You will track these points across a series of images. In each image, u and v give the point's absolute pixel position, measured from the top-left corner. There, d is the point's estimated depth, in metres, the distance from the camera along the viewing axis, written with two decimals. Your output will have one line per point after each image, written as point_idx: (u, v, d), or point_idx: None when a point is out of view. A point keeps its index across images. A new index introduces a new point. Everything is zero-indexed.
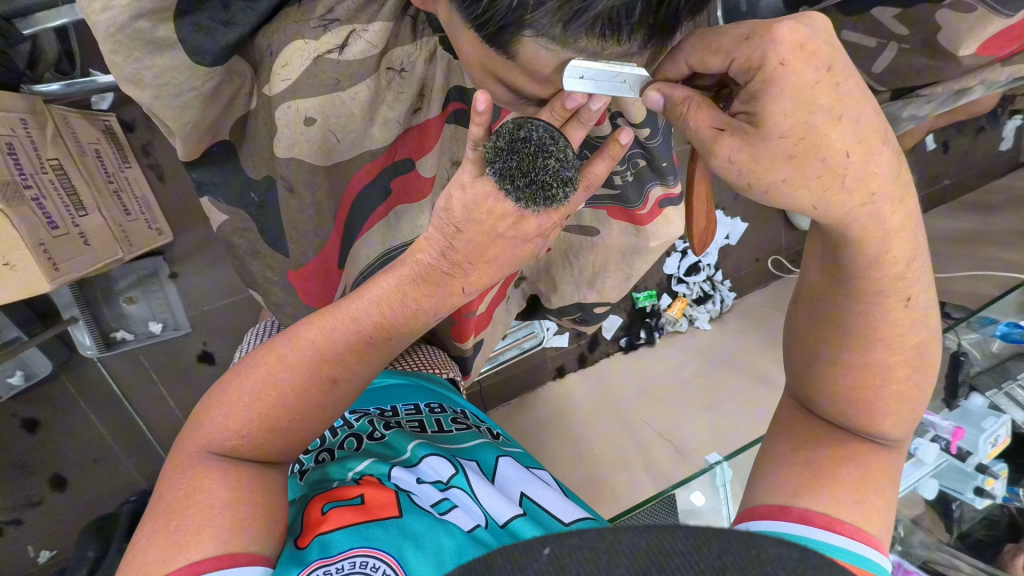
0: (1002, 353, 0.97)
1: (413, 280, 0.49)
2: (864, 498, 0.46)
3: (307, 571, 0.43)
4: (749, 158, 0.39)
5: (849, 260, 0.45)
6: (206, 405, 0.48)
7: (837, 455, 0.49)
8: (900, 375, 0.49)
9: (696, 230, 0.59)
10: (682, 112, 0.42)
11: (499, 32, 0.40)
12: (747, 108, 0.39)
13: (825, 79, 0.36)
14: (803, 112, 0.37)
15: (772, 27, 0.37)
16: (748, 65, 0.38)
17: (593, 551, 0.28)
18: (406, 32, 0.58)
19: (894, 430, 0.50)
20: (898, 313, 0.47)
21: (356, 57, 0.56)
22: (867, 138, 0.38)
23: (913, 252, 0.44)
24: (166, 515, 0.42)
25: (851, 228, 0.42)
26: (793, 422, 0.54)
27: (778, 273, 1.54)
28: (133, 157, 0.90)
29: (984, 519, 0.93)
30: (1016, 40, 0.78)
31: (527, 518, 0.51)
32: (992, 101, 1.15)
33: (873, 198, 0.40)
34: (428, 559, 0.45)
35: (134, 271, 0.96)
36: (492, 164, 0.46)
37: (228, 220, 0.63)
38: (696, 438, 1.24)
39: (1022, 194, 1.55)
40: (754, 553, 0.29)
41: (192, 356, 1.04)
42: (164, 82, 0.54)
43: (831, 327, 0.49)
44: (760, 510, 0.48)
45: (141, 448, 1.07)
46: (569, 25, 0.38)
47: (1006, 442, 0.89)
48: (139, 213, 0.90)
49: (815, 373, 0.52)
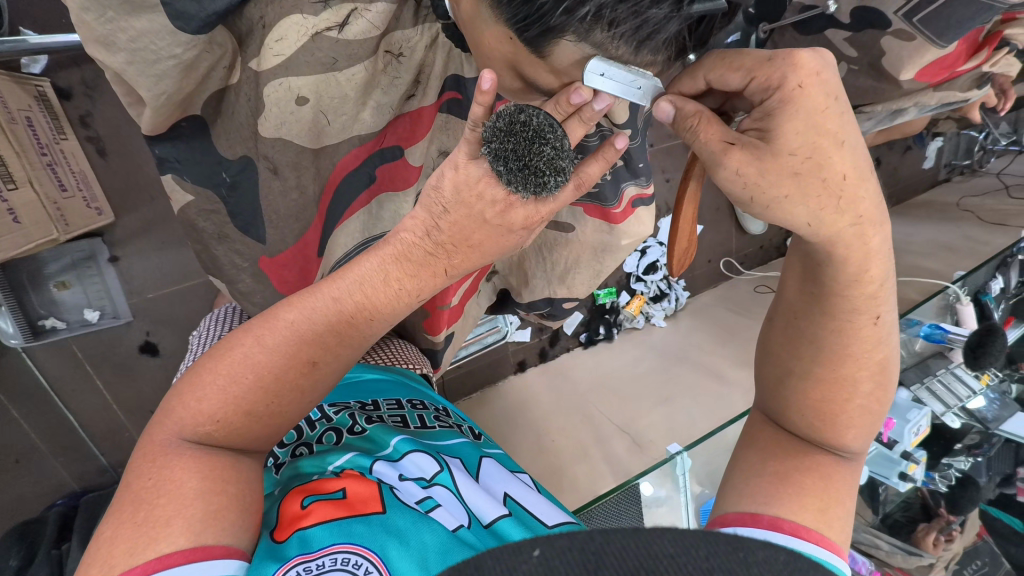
0: (923, 352, 1.05)
1: (398, 259, 0.48)
2: (827, 507, 0.49)
3: (285, 567, 0.42)
4: (756, 170, 0.41)
5: (828, 279, 0.48)
6: (179, 389, 0.46)
7: (800, 466, 0.52)
8: (864, 390, 0.53)
9: (677, 252, 0.59)
10: (691, 125, 0.45)
11: (540, 37, 0.40)
12: (758, 126, 0.43)
13: (831, 104, 0.40)
14: (814, 136, 0.40)
15: (795, 52, 0.40)
16: (768, 85, 0.41)
17: (581, 551, 0.29)
18: (408, 16, 0.56)
19: (856, 443, 0.54)
20: (867, 331, 0.50)
21: (356, 37, 0.54)
22: (862, 167, 0.42)
23: (885, 275, 0.48)
24: (134, 504, 0.39)
25: (837, 249, 0.45)
26: (757, 436, 0.57)
27: (729, 273, 1.63)
28: (69, 128, 0.81)
29: (902, 503, 1.02)
30: (946, 70, 0.86)
31: (513, 518, 0.51)
32: (923, 122, 1.27)
33: (858, 220, 0.44)
34: (413, 556, 0.44)
35: (66, 253, 0.87)
36: (489, 143, 0.46)
37: (194, 200, 0.61)
38: (654, 429, 1.27)
39: (938, 210, 1.73)
40: (743, 555, 0.29)
41: (132, 347, 0.97)
42: (139, 47, 0.50)
43: (806, 346, 0.53)
44: (732, 518, 0.50)
45: (71, 446, 0.98)
46: (638, 45, 0.41)
47: (926, 431, 0.97)
48: (77, 189, 0.82)
49: (788, 386, 0.55)
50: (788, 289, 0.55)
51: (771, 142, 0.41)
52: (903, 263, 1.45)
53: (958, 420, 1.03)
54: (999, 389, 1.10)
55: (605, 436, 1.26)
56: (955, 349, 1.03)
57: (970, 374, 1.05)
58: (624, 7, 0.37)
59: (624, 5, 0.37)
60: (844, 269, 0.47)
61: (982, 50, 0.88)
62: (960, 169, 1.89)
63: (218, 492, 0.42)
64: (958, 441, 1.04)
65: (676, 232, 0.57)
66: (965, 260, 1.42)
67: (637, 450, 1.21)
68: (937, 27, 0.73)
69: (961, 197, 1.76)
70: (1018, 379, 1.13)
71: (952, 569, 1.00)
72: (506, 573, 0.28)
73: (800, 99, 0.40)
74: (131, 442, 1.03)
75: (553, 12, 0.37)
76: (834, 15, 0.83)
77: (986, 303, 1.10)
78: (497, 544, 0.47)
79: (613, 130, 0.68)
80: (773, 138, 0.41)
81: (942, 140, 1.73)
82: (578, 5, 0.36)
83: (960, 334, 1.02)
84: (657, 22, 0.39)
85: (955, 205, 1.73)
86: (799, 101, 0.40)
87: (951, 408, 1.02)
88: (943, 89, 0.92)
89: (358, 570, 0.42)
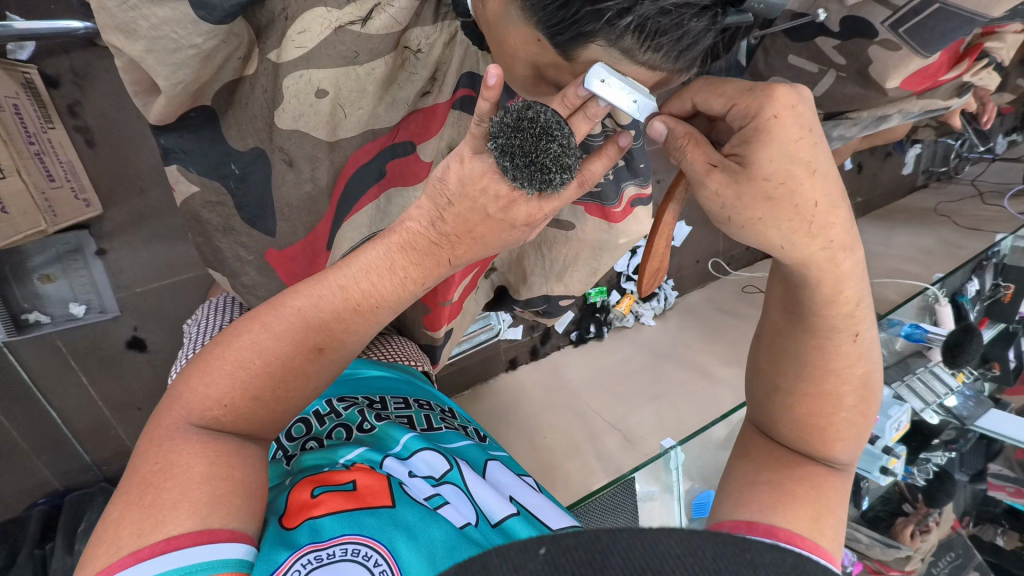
0: (904, 351, 1.09)
1: (403, 248, 0.48)
2: (820, 516, 0.49)
3: (297, 554, 0.42)
4: (733, 194, 0.42)
5: (807, 300, 0.48)
6: (187, 375, 0.46)
7: (793, 474, 0.51)
8: (848, 404, 0.53)
9: (646, 272, 0.57)
10: (681, 145, 0.45)
11: (573, 39, 0.41)
12: (738, 152, 0.42)
13: (804, 135, 0.40)
14: (788, 163, 0.40)
15: (773, 85, 0.40)
16: (747, 113, 0.42)
17: (587, 551, 0.28)
18: (428, 13, 0.57)
19: (845, 453, 0.53)
20: (846, 348, 0.50)
21: (379, 31, 0.54)
22: (834, 195, 0.42)
23: (861, 295, 0.48)
24: (141, 488, 0.39)
25: (809, 270, 0.45)
26: (751, 449, 0.56)
27: (716, 273, 1.66)
28: (57, 117, 0.78)
29: (881, 497, 1.03)
30: (930, 78, 0.90)
31: (521, 517, 0.51)
32: (905, 128, 1.31)
33: (829, 245, 0.44)
34: (421, 552, 0.44)
35: (52, 246, 0.84)
36: (496, 139, 0.44)
37: (200, 192, 0.61)
38: (643, 425, 1.30)
39: (916, 214, 1.79)
40: (748, 557, 0.28)
41: (120, 343, 0.94)
42: (160, 36, 0.50)
43: (789, 362, 0.53)
44: (727, 525, 0.49)
45: (53, 445, 0.95)
46: (676, 56, 0.42)
47: (907, 427, 1.01)
48: (65, 179, 0.80)
49: (776, 401, 0.55)
50: (771, 308, 0.54)
51: (747, 167, 0.41)
52: (884, 265, 1.50)
53: (936, 416, 1.07)
54: (973, 387, 1.15)
55: (596, 432, 1.28)
56: (933, 348, 1.08)
57: (948, 371, 1.09)
58: (666, 20, 0.38)
59: (666, 17, 0.38)
60: (817, 291, 0.47)
61: (963, 60, 0.91)
62: (938, 175, 1.96)
63: (225, 476, 0.41)
64: (935, 436, 1.08)
65: (649, 249, 0.55)
66: (942, 263, 1.48)
67: (628, 445, 1.24)
68: (922, 37, 0.77)
69: (937, 203, 1.83)
70: (990, 377, 1.19)
71: (928, 561, 1.03)
72: (512, 572, 0.27)
73: (775, 129, 0.40)
74: (117, 440, 1.00)
75: (590, 17, 0.39)
76: (823, 24, 0.86)
77: (962, 305, 1.16)
78: (503, 542, 0.47)
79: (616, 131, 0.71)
80: (750, 164, 0.41)
81: (921, 147, 1.79)
82: (620, 14, 0.38)
83: (938, 333, 1.07)
84: (696, 34, 0.40)
85: (932, 210, 1.80)
86: (774, 131, 0.40)
87: (930, 404, 1.05)
88: (925, 97, 0.96)
89: (368, 562, 0.42)
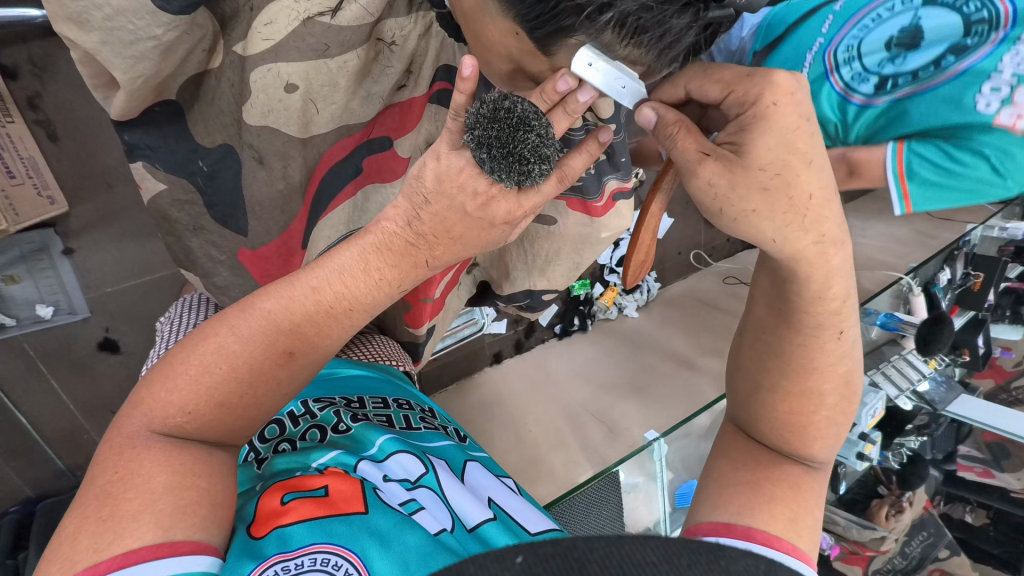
0: (880, 340, 1.11)
1: (378, 248, 0.46)
2: (797, 517, 0.49)
3: (264, 566, 0.41)
4: (725, 181, 0.41)
5: (793, 295, 0.48)
6: (151, 380, 0.44)
7: (772, 476, 0.52)
8: (830, 402, 0.53)
9: (632, 263, 0.57)
10: (671, 133, 0.44)
11: (552, 35, 0.40)
12: (733, 140, 0.42)
13: (800, 126, 0.40)
14: (783, 153, 0.40)
15: (768, 72, 0.40)
16: (743, 99, 0.41)
17: (563, 559, 0.27)
18: (401, 5, 0.57)
19: (823, 452, 0.54)
20: (830, 345, 0.50)
21: (350, 22, 0.54)
22: (827, 186, 0.42)
23: (848, 292, 0.48)
24: (99, 500, 0.38)
25: (798, 265, 0.45)
26: (730, 449, 0.57)
27: (699, 265, 1.68)
28: (15, 110, 0.74)
29: (858, 482, 1.06)
30: None
31: (498, 523, 0.50)
32: None
33: (820, 239, 0.43)
34: (393, 559, 0.42)
35: (14, 246, 0.81)
36: (472, 130, 0.44)
37: (168, 189, 0.59)
38: (628, 416, 1.30)
39: None
40: (722, 564, 0.29)
41: (90, 345, 0.91)
42: (115, 27, 0.47)
43: (772, 359, 0.53)
44: (706, 527, 0.49)
45: (22, 451, 0.91)
46: (660, 53, 0.42)
47: (881, 413, 1.03)
48: (26, 175, 0.77)
49: (757, 399, 0.55)
50: (755, 302, 0.54)
51: (741, 156, 0.40)
52: (863, 255, 1.53)
53: (909, 403, 1.08)
54: (944, 372, 1.19)
55: (581, 424, 1.28)
56: (908, 337, 1.11)
57: (920, 358, 1.12)
58: (649, 16, 0.38)
59: (650, 14, 0.38)
60: (807, 286, 0.46)
61: None
62: None
63: (189, 486, 0.40)
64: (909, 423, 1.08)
65: (634, 243, 0.55)
66: (916, 254, 1.51)
67: (612, 437, 1.25)
68: None
69: None
70: (959, 363, 1.21)
71: (902, 540, 1.06)
72: None
73: (773, 116, 0.40)
74: (90, 444, 0.97)
75: (567, 12, 0.38)
76: None
77: (935, 294, 1.19)
78: (480, 549, 0.46)
79: (598, 125, 0.71)
80: (745, 152, 0.40)
81: None
82: (601, 11, 0.38)
83: (912, 322, 1.10)
84: (678, 32, 0.40)
85: None
86: (770, 118, 0.40)
87: (904, 391, 1.07)
88: None
89: (338, 572, 0.41)
